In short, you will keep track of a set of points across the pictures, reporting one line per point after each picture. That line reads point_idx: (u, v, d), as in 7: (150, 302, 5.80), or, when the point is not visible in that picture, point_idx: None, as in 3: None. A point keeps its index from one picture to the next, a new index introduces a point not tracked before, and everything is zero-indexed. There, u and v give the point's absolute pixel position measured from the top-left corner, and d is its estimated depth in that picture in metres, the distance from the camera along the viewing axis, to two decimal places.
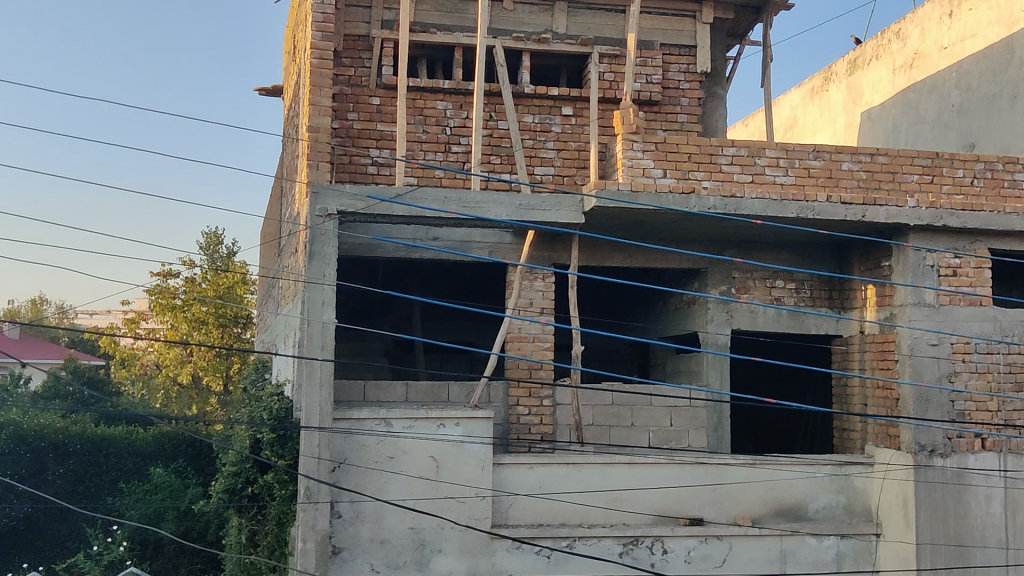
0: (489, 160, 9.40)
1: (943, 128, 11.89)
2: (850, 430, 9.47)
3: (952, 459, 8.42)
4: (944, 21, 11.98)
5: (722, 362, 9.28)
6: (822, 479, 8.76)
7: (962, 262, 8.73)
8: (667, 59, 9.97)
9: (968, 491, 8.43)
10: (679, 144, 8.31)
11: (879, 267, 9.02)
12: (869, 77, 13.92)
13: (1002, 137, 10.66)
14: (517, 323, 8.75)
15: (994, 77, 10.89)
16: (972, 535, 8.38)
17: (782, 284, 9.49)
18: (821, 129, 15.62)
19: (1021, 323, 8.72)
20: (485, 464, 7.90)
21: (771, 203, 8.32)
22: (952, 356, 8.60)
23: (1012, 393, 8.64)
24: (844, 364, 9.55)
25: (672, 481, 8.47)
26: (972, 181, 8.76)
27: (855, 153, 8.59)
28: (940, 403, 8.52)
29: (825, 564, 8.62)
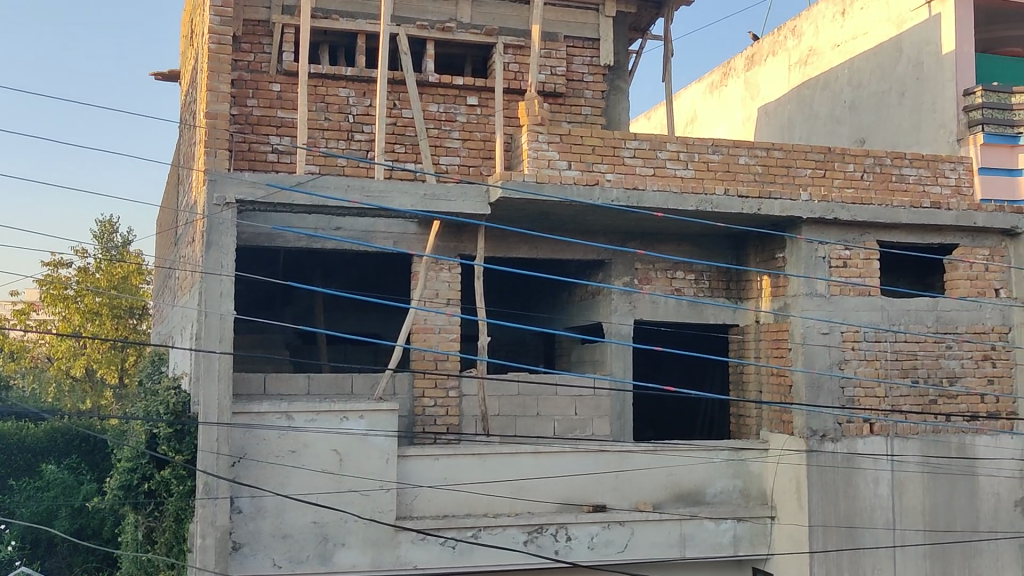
0: (393, 149, 9.32)
1: (835, 124, 12.29)
2: (747, 416, 9.74)
3: (843, 444, 8.71)
4: (837, 19, 12.35)
5: (625, 352, 9.43)
6: (719, 464, 9.00)
7: (852, 254, 9.05)
8: (571, 51, 10.02)
9: (858, 475, 8.72)
10: (584, 136, 8.41)
11: (773, 258, 9.29)
12: (765, 73, 14.27)
13: (891, 133, 11.05)
14: (422, 314, 8.70)
15: (883, 75, 11.27)
16: (861, 517, 8.70)
17: (682, 275, 9.67)
18: (721, 122, 15.95)
19: (907, 312, 9.09)
20: (389, 457, 7.85)
21: (672, 195, 8.46)
22: (842, 344, 8.92)
23: (898, 379, 9.01)
24: (741, 353, 9.81)
25: (576, 470, 8.57)
26: (862, 175, 9.16)
27: (751, 148, 8.85)
28: (831, 389, 8.85)
29: (722, 547, 8.87)
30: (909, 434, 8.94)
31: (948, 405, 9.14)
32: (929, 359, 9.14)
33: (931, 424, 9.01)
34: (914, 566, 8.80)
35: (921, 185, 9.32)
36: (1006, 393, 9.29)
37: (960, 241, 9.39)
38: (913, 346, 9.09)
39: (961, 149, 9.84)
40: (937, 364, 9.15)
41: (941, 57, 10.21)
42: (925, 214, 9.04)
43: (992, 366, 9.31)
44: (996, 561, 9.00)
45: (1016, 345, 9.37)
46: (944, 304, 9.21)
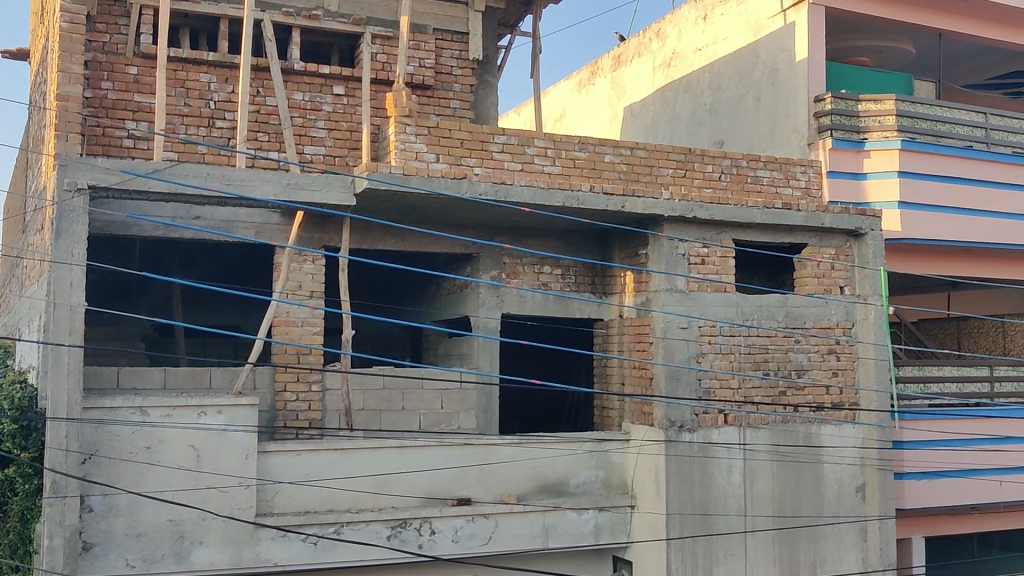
0: (255, 137, 9.10)
1: (696, 126, 12.69)
2: (609, 408, 9.96)
3: (698, 434, 9.05)
4: (699, 24, 12.75)
5: (493, 346, 9.43)
6: (582, 456, 9.17)
7: (710, 251, 9.36)
8: (440, 44, 10.00)
9: (712, 463, 9.06)
10: (452, 130, 8.47)
11: (636, 255, 9.47)
12: (631, 73, 14.62)
13: (747, 135, 11.49)
14: (284, 307, 8.54)
15: (740, 79, 11.70)
16: (715, 504, 9.03)
17: (549, 270, 9.77)
18: (588, 120, 16.24)
19: (760, 308, 9.48)
20: (249, 453, 7.68)
21: (539, 191, 8.49)
22: (699, 338, 9.22)
23: (750, 371, 9.40)
24: (604, 346, 10.02)
25: (441, 463, 8.58)
26: (719, 176, 9.52)
27: (616, 146, 9.09)
28: (689, 382, 9.12)
29: (583, 536, 9.08)
30: (759, 424, 9.32)
31: (797, 396, 9.57)
32: (779, 352, 9.55)
33: (781, 415, 9.37)
34: (764, 551, 9.20)
35: (774, 187, 9.79)
36: (849, 384, 9.82)
37: (808, 241, 9.82)
38: (765, 340, 9.50)
39: (811, 153, 10.32)
40: (786, 358, 9.57)
41: (794, 64, 10.68)
42: (777, 215, 9.44)
43: (837, 359, 9.80)
44: (838, 544, 9.51)
45: (859, 340, 9.89)
46: (794, 301, 9.64)
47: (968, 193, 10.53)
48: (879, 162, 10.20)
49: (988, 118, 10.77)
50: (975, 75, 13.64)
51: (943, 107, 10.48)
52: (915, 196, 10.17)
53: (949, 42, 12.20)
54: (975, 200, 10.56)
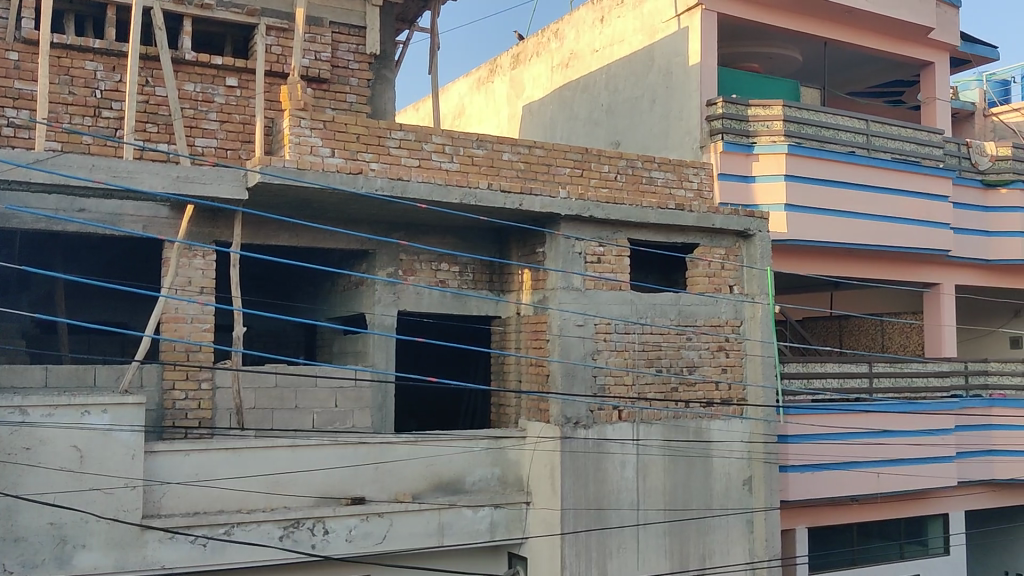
0: (144, 128, 8.81)
1: (592, 126, 12.87)
2: (506, 405, 9.99)
3: (593, 430, 9.14)
4: (596, 25, 12.93)
5: (388, 343, 9.38)
6: (478, 453, 9.20)
7: (605, 250, 9.46)
8: (337, 37, 9.87)
9: (607, 459, 9.16)
10: (348, 124, 8.38)
11: (533, 253, 9.52)
12: (529, 72, 14.72)
13: (642, 137, 11.71)
14: (173, 303, 8.31)
15: (636, 81, 11.91)
16: (609, 499, 9.12)
17: (446, 267, 9.74)
18: (486, 118, 16.29)
19: (653, 306, 9.67)
20: (135, 453, 7.45)
21: (436, 187, 8.45)
22: (595, 336, 9.31)
23: (644, 368, 9.55)
24: (502, 344, 10.06)
25: (334, 462, 8.49)
26: (615, 176, 9.67)
27: (514, 144, 9.14)
28: (585, 378, 9.19)
29: (479, 533, 9.09)
30: (652, 420, 9.51)
31: (688, 392, 9.80)
32: (672, 349, 9.76)
33: (673, 410, 9.63)
34: (655, 544, 9.36)
35: (668, 188, 9.99)
36: (737, 380, 10.11)
37: (700, 240, 10.04)
38: (658, 337, 9.68)
39: (703, 155, 10.58)
40: (678, 355, 9.79)
41: (688, 68, 10.93)
42: (670, 215, 9.63)
43: (726, 356, 10.08)
44: (726, 536, 9.79)
45: (747, 337, 10.20)
46: (685, 299, 9.86)
47: (851, 197, 10.95)
48: (767, 165, 10.53)
49: (869, 125, 11.22)
50: (858, 83, 14.21)
51: (827, 113, 10.88)
52: (801, 199, 10.54)
53: (834, 51, 12.68)
54: (858, 203, 10.99)
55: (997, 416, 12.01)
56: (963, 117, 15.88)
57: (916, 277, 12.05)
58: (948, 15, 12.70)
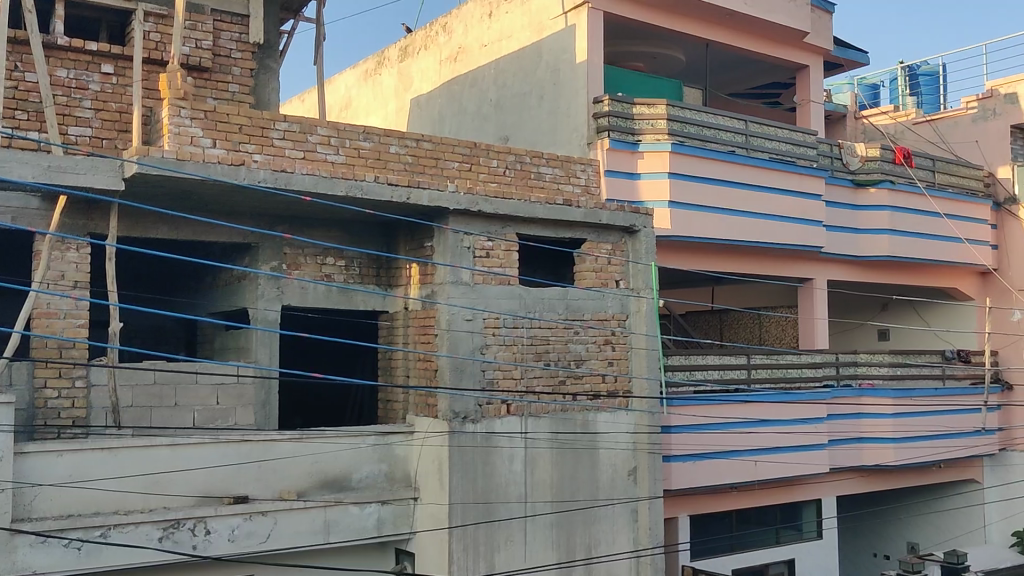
0: (13, 115, 8.37)
1: (481, 121, 12.90)
2: (393, 401, 9.90)
3: (481, 424, 9.15)
4: (484, 20, 12.95)
5: (271, 338, 9.22)
6: (365, 449, 9.11)
7: (494, 245, 9.48)
8: (218, 26, 9.61)
9: (495, 452, 9.19)
10: (230, 114, 8.17)
11: (422, 247, 9.46)
12: (417, 66, 14.65)
13: (530, 133, 11.80)
14: (44, 298, 7.95)
15: (524, 77, 11.99)
16: (497, 492, 9.15)
17: (332, 261, 9.60)
18: (374, 110, 16.13)
19: (541, 301, 9.75)
20: (5, 454, 7.09)
21: (321, 179, 8.32)
22: (484, 330, 9.32)
23: (532, 362, 9.61)
24: (389, 339, 9.99)
25: (216, 461, 8.27)
26: (503, 171, 9.71)
27: (401, 138, 9.09)
28: (473, 373, 9.18)
29: (366, 530, 9.02)
30: (540, 414, 9.58)
31: (575, 385, 9.91)
32: (559, 343, 9.85)
33: (561, 403, 9.71)
34: (543, 535, 9.44)
35: (556, 183, 10.09)
36: (623, 373, 10.29)
37: (587, 236, 10.15)
38: (546, 331, 9.76)
39: (590, 152, 10.72)
40: (566, 348, 9.89)
41: (575, 65, 11.06)
42: (557, 210, 9.73)
43: (612, 349, 10.24)
44: (612, 526, 9.95)
45: (633, 331, 10.39)
46: (573, 294, 9.97)
47: (731, 194, 11.29)
48: (651, 163, 10.74)
49: (747, 125, 11.58)
50: (738, 84, 14.67)
51: (708, 113, 11.18)
52: (684, 196, 10.80)
53: (715, 52, 13.05)
54: (737, 201, 11.34)
55: (866, 405, 12.59)
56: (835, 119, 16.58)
57: (791, 272, 12.50)
58: (822, 20, 13.22)
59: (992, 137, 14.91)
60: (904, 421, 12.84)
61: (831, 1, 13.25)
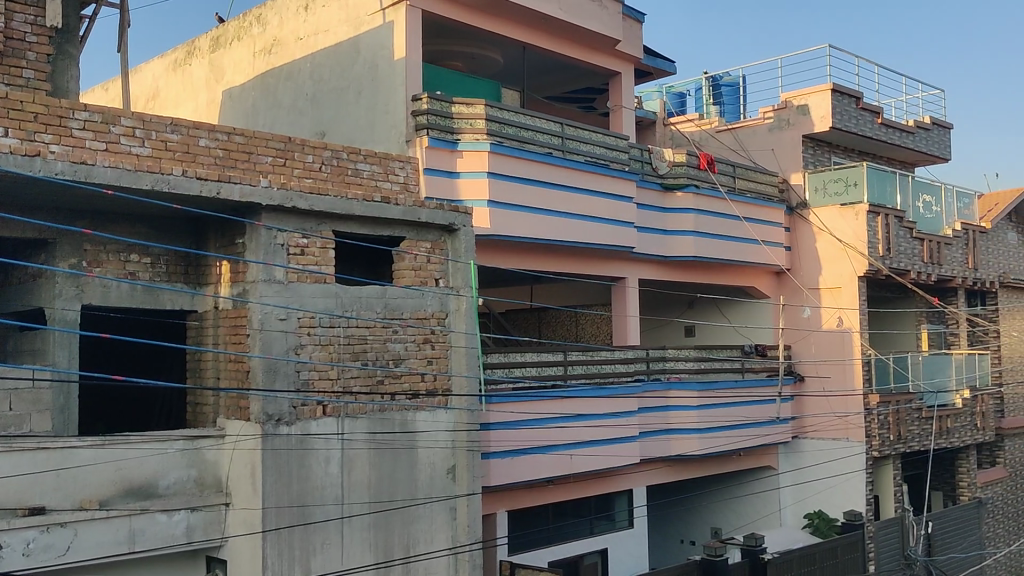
0: None
1: (297, 115, 12.67)
2: (203, 404, 9.56)
3: (295, 426, 8.96)
4: (300, 13, 12.70)
5: (71, 339, 8.75)
6: (172, 455, 8.73)
7: (309, 242, 9.31)
8: (11, 7, 8.96)
9: (310, 455, 9.02)
10: (24, 102, 7.63)
11: (233, 244, 9.16)
12: (230, 58, 14.21)
13: (348, 129, 11.66)
14: None
15: (341, 72, 11.84)
16: (313, 495, 8.98)
17: (137, 258, 9.14)
18: (184, 102, 15.53)
19: (358, 299, 9.65)
20: None
21: (124, 173, 7.91)
22: (298, 330, 9.12)
23: (349, 361, 9.49)
24: (198, 339, 9.67)
25: (10, 471, 7.68)
26: (320, 167, 9.54)
27: (211, 130, 8.79)
28: (287, 374, 8.96)
29: (174, 538, 8.68)
30: (357, 414, 9.46)
31: (393, 384, 9.86)
32: (377, 342, 9.77)
33: (379, 403, 9.64)
34: (359, 537, 9.34)
35: (374, 180, 10.01)
36: (442, 371, 10.32)
37: (406, 234, 10.13)
38: (363, 330, 9.66)
39: (409, 149, 10.68)
40: (384, 348, 9.82)
41: (393, 62, 11.02)
42: (375, 207, 9.68)
43: (431, 348, 10.25)
44: (430, 524, 9.98)
45: (452, 329, 10.45)
46: (391, 293, 9.93)
47: (547, 195, 11.55)
48: (470, 162, 10.83)
49: (564, 128, 11.87)
50: (554, 87, 15.05)
51: (526, 114, 11.38)
52: (502, 196, 10.96)
53: (532, 56, 13.35)
54: (553, 201, 11.60)
55: (673, 397, 13.18)
56: (646, 125, 17.30)
57: (604, 271, 12.92)
58: (633, 29, 13.78)
59: (787, 146, 15.97)
60: (708, 413, 13.56)
61: (640, 11, 13.83)
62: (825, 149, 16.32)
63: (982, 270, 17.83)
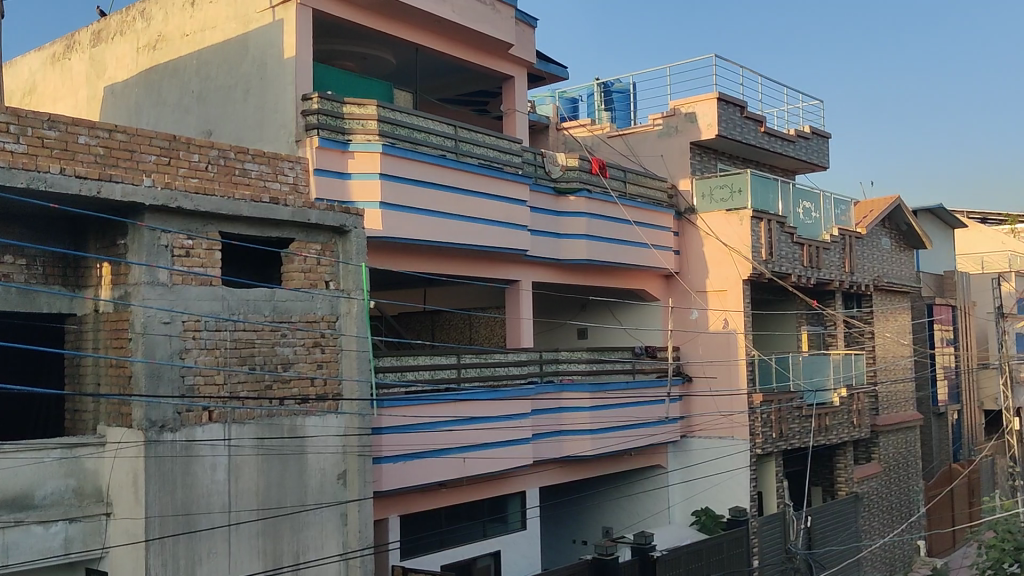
0: None
1: (183, 113, 12.35)
2: (82, 411, 9.23)
3: (180, 433, 8.71)
4: (186, 10, 12.39)
5: None
6: (48, 464, 8.31)
7: (195, 243, 9.09)
8: None
9: (195, 462, 8.79)
10: None
11: (114, 245, 8.85)
12: (112, 53, 13.75)
13: (235, 128, 11.41)
14: None
15: (229, 70, 11.59)
16: (198, 503, 8.74)
17: (11, 259, 8.65)
18: (63, 97, 14.95)
19: (246, 302, 9.46)
20: None
21: None
22: (183, 333, 8.88)
23: (236, 366, 9.30)
24: (78, 344, 9.33)
25: None
26: (206, 166, 9.32)
27: (91, 127, 8.47)
28: (171, 379, 8.73)
29: (50, 551, 8.34)
30: (244, 420, 9.28)
31: (282, 389, 9.70)
32: (266, 346, 9.60)
33: (266, 408, 9.47)
34: (247, 545, 9.14)
35: (262, 180, 9.83)
36: (332, 376, 10.19)
37: (295, 236, 9.97)
38: (251, 334, 9.47)
39: (299, 149, 10.54)
40: (272, 351, 9.65)
41: (282, 60, 10.86)
42: (263, 208, 9.50)
43: (321, 351, 10.11)
44: (320, 531, 9.83)
45: (343, 332, 10.33)
46: (280, 295, 9.76)
47: (440, 198, 11.54)
48: (361, 163, 10.74)
49: (456, 131, 11.89)
50: (447, 89, 15.06)
51: (418, 116, 11.34)
52: (393, 197, 10.90)
53: (425, 58, 13.33)
54: (445, 204, 11.60)
55: (566, 399, 13.36)
56: (538, 129, 17.49)
57: (497, 273, 12.98)
58: (525, 34, 13.89)
59: (675, 152, 16.35)
60: (600, 414, 13.78)
61: (533, 16, 13.96)
62: (711, 155, 16.77)
63: (858, 273, 18.61)
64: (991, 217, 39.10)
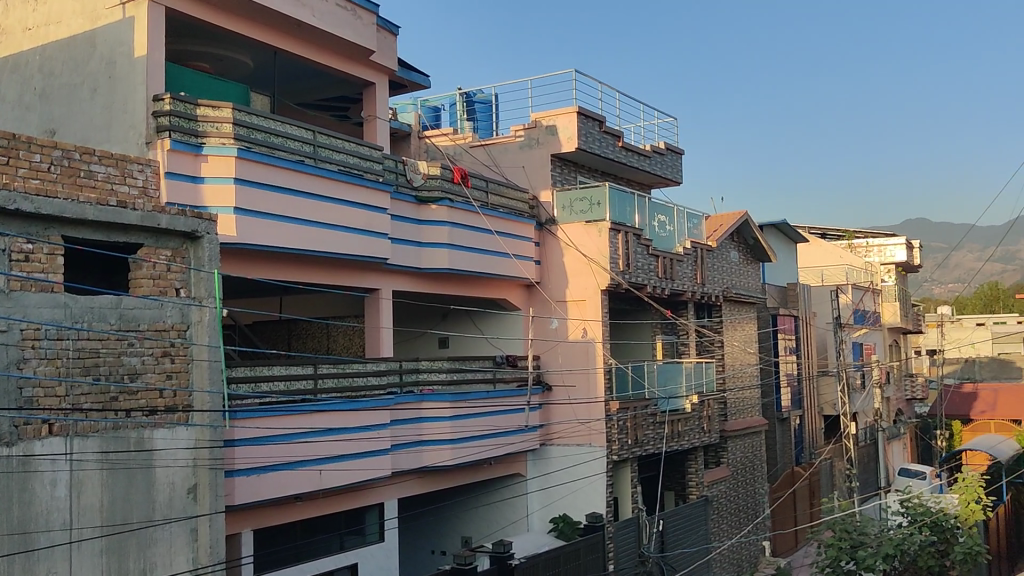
0: None
1: (24, 110, 11.74)
2: None
3: (17, 448, 8.12)
4: (28, 2, 11.79)
5: None
6: None
7: (35, 248, 8.58)
8: None
9: (34, 478, 8.25)
10: None
11: None
12: None
13: (81, 128, 10.93)
14: None
15: (75, 67, 11.09)
16: (36, 521, 8.25)
17: None
18: None
19: (90, 310, 9.02)
20: None
21: None
22: (20, 342, 8.37)
23: (78, 377, 8.87)
24: None
25: None
26: (48, 166, 8.81)
27: None
28: (7, 391, 8.17)
29: None
30: (87, 433, 8.79)
31: (128, 401, 9.31)
32: (111, 356, 9.20)
33: (112, 421, 9.04)
34: (89, 563, 8.71)
35: (109, 183, 9.41)
36: (182, 387, 9.87)
37: (144, 241, 9.61)
38: (95, 343, 9.05)
39: (149, 152, 10.18)
40: (118, 362, 9.25)
41: (133, 59, 10.46)
42: (110, 212, 9.15)
43: (171, 361, 9.78)
44: (168, 547, 9.49)
45: (193, 342, 10.01)
46: (127, 303, 9.38)
47: (299, 204, 11.37)
48: (216, 167, 10.47)
49: (315, 136, 11.74)
50: (307, 94, 14.83)
51: (276, 121, 11.15)
52: (249, 203, 10.68)
53: (283, 61, 13.10)
54: (304, 211, 11.44)
55: (425, 409, 13.37)
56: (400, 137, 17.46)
57: (358, 282, 12.88)
58: (387, 41, 13.89)
59: (536, 164, 16.62)
60: (459, 424, 13.85)
61: (395, 24, 13.99)
62: (571, 168, 17.12)
63: (710, 285, 19.35)
64: (830, 231, 41.36)
